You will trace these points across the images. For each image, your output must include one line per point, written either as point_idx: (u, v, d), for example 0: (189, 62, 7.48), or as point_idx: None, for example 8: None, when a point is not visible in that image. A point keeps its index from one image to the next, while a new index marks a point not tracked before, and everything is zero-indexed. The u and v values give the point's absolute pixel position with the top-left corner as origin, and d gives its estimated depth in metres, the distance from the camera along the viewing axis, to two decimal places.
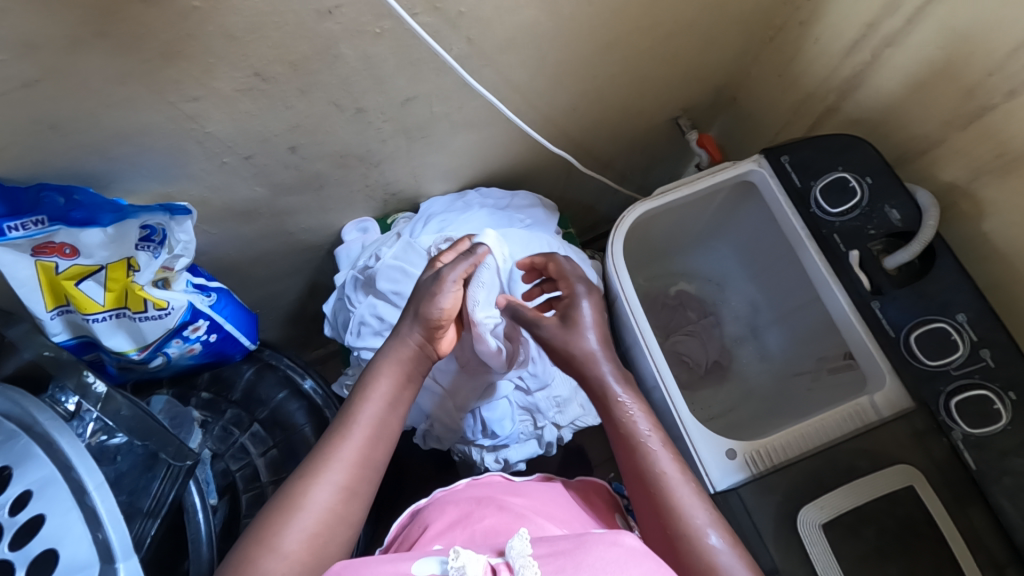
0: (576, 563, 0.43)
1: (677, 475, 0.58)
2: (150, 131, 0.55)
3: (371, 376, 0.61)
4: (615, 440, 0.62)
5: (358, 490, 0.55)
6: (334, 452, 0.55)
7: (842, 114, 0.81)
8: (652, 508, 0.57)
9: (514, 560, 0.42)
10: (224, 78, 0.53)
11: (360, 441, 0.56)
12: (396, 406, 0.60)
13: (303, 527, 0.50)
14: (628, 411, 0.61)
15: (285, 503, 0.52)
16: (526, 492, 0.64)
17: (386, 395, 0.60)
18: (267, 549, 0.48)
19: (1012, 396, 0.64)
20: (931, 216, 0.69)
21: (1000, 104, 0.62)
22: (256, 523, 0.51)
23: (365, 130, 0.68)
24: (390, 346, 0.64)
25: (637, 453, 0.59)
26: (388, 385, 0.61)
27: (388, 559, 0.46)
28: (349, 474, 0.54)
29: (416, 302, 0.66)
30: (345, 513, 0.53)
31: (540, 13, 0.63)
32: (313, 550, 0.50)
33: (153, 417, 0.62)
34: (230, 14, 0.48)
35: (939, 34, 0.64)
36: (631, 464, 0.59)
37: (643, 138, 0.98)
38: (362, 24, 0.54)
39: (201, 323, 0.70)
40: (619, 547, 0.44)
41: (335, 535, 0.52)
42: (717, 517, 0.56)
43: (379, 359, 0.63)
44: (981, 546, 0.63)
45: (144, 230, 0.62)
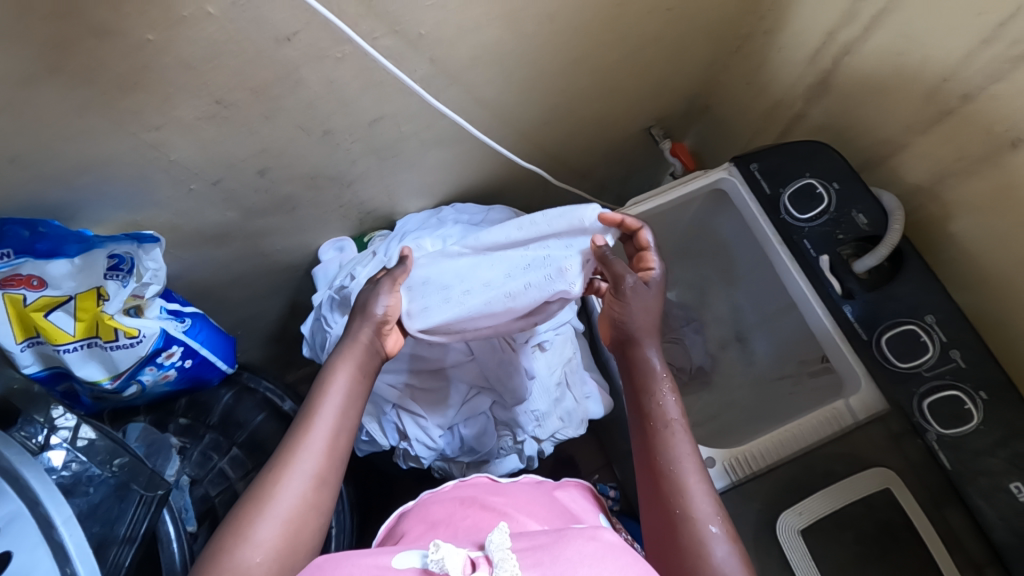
0: (554, 558, 0.43)
1: (694, 463, 0.58)
2: (113, 161, 0.56)
3: (328, 371, 0.60)
4: (638, 422, 0.62)
5: (326, 478, 0.55)
6: (302, 440, 0.55)
7: (809, 120, 0.82)
8: (661, 486, 0.57)
9: (494, 553, 0.43)
10: (185, 107, 0.54)
11: (327, 431, 0.56)
12: (354, 403, 0.59)
13: (274, 516, 0.51)
14: (661, 392, 0.61)
15: (255, 494, 0.52)
16: (508, 492, 0.64)
17: (346, 390, 0.59)
18: (239, 539, 0.49)
19: (984, 396, 0.64)
20: (896, 219, 0.70)
21: (957, 109, 0.63)
22: (230, 517, 0.52)
23: (334, 151, 0.68)
24: (343, 345, 0.62)
25: (660, 433, 0.60)
26: (344, 381, 0.60)
27: (371, 552, 0.46)
28: (317, 462, 0.54)
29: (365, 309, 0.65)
30: (316, 499, 0.53)
31: (502, 32, 0.63)
32: (286, 537, 0.51)
33: (125, 446, 0.61)
34: (185, 45, 0.48)
35: (895, 41, 0.65)
36: (651, 445, 0.59)
37: (618, 148, 0.99)
38: (322, 50, 0.55)
39: (175, 349, 0.70)
40: (595, 542, 0.45)
41: (307, 522, 0.52)
42: (722, 509, 0.56)
43: (333, 357, 0.62)
44: (959, 547, 0.63)
45: (112, 259, 0.62)
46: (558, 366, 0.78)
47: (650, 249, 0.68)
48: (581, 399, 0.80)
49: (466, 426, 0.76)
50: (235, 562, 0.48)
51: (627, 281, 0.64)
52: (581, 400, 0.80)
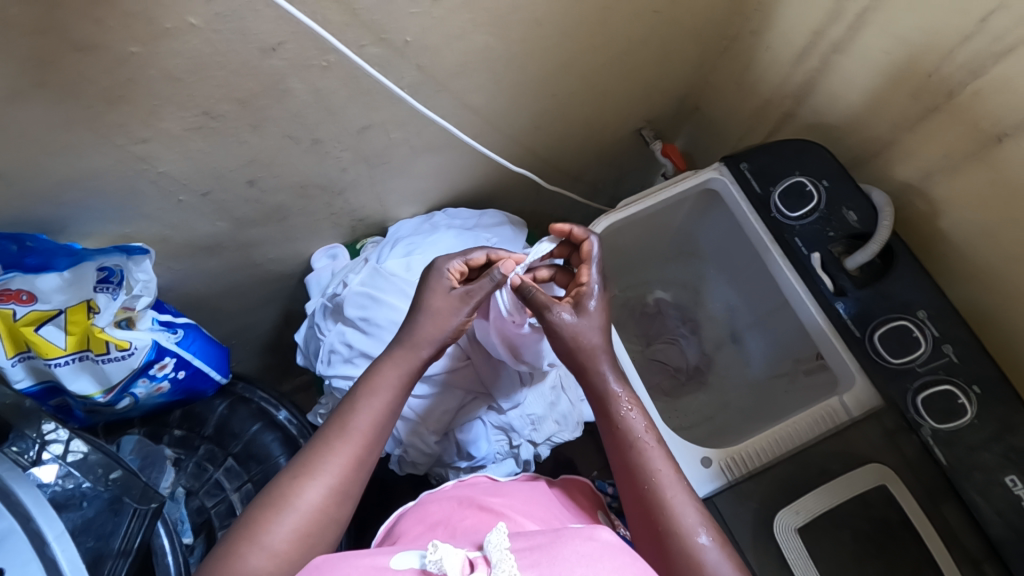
0: (552, 558, 0.43)
1: (669, 475, 0.58)
2: (100, 175, 0.56)
3: (367, 383, 0.60)
4: (609, 439, 0.62)
5: (350, 493, 0.55)
6: (333, 451, 0.55)
7: (799, 119, 0.82)
8: (642, 504, 0.57)
9: (492, 553, 0.42)
10: (171, 119, 0.54)
11: (359, 444, 0.56)
12: (390, 420, 0.59)
13: (294, 525, 0.51)
14: (623, 406, 0.62)
15: (278, 500, 0.52)
16: (506, 492, 0.64)
17: (387, 407, 0.59)
18: (254, 545, 0.49)
19: (976, 390, 0.65)
20: (886, 216, 0.70)
21: (943, 105, 0.63)
22: (250, 513, 0.52)
23: (323, 159, 0.68)
24: (396, 354, 0.62)
25: (633, 450, 0.60)
26: (384, 398, 0.59)
27: (367, 553, 0.46)
28: (344, 477, 0.55)
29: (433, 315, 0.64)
30: (336, 516, 0.53)
31: (488, 38, 0.64)
32: (301, 550, 0.51)
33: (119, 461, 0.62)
34: (169, 57, 0.48)
35: (879, 40, 0.66)
36: (625, 465, 0.59)
37: (609, 150, 0.99)
38: (307, 59, 0.55)
39: (167, 360, 0.70)
40: (593, 542, 0.45)
41: (324, 534, 0.53)
42: (706, 518, 0.56)
43: (378, 363, 0.62)
44: (957, 542, 0.63)
45: (103, 271, 0.62)
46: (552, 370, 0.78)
47: (585, 264, 0.68)
48: (576, 403, 0.80)
49: (461, 431, 0.76)
50: (246, 567, 0.48)
51: (552, 310, 0.64)
52: (576, 403, 0.80)
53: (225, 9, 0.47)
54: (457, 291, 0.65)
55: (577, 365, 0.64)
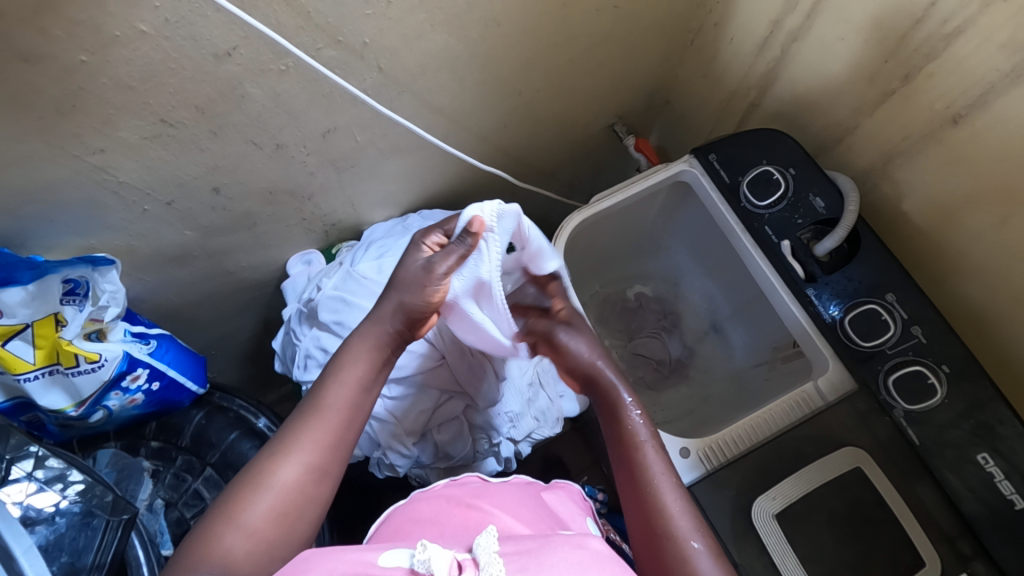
0: (540, 563, 0.43)
1: (670, 482, 0.59)
2: (59, 187, 0.55)
3: (344, 359, 0.60)
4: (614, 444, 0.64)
5: (327, 471, 0.55)
6: (308, 430, 0.55)
7: (764, 109, 0.83)
8: (642, 511, 0.58)
9: (480, 557, 0.42)
10: (127, 127, 0.54)
11: (335, 423, 0.56)
12: (365, 393, 0.59)
13: (270, 504, 0.51)
14: (629, 413, 0.64)
15: (253, 480, 0.52)
16: (495, 494, 0.64)
17: (359, 380, 0.59)
18: (230, 525, 0.50)
19: (946, 369, 0.65)
20: (852, 202, 0.71)
21: (899, 89, 0.64)
22: (227, 493, 0.52)
23: (289, 164, 0.68)
24: (366, 326, 0.62)
25: (635, 456, 0.62)
26: (359, 371, 0.60)
27: (357, 548, 0.46)
28: (321, 454, 0.55)
29: (401, 291, 0.63)
30: (314, 493, 0.54)
31: (448, 37, 0.64)
32: (278, 528, 0.51)
33: (100, 482, 0.61)
34: (120, 65, 0.48)
35: (836, 27, 0.67)
36: (628, 470, 0.61)
37: (581, 147, 1.00)
38: (263, 63, 0.55)
39: (140, 371, 0.69)
40: (583, 551, 0.46)
41: (304, 512, 0.53)
42: (702, 524, 0.57)
43: (350, 340, 0.62)
44: (931, 520, 0.64)
45: (67, 283, 0.62)
46: (531, 368, 0.79)
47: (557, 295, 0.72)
48: (553, 399, 0.81)
49: (439, 431, 0.75)
50: (222, 546, 0.49)
51: (548, 338, 0.71)
52: (555, 399, 0.81)
53: (174, 16, 0.47)
54: (424, 263, 0.63)
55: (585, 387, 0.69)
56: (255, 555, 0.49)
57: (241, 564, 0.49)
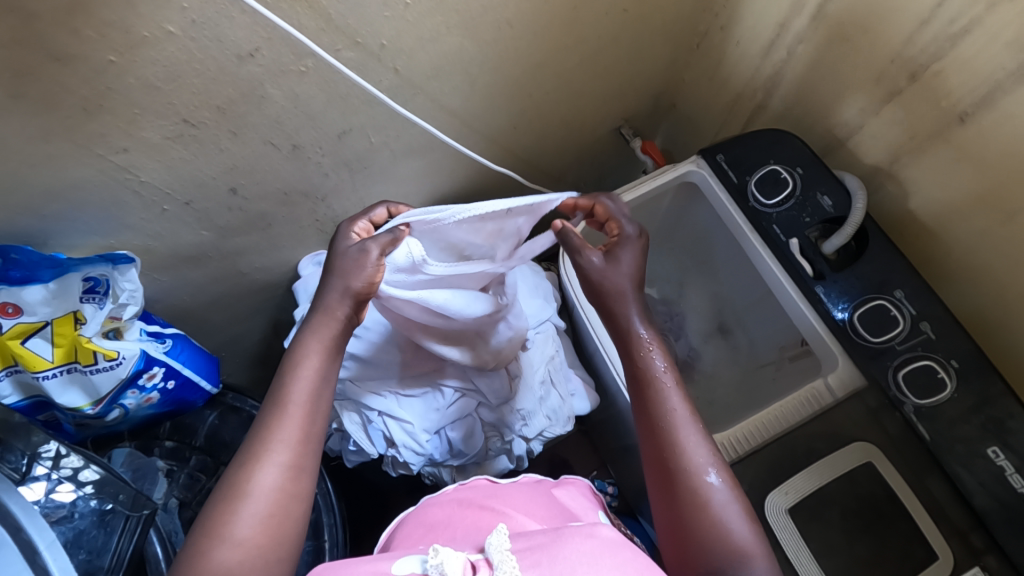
0: (552, 557, 0.43)
1: (685, 416, 0.57)
2: (82, 186, 0.56)
3: (297, 350, 0.56)
4: (630, 381, 0.61)
5: (304, 466, 0.53)
6: (276, 431, 0.52)
7: (770, 110, 0.84)
8: (655, 445, 0.57)
9: (493, 556, 0.43)
10: (151, 128, 0.55)
11: (300, 417, 0.54)
12: (326, 382, 0.56)
13: (254, 512, 0.49)
14: (646, 344, 0.60)
15: (230, 491, 0.50)
16: (506, 493, 0.64)
17: (317, 370, 0.56)
18: (217, 540, 0.48)
19: (955, 363, 0.66)
20: (859, 199, 0.72)
21: (905, 89, 0.65)
22: (206, 513, 0.50)
23: (304, 165, 0.69)
24: (315, 319, 0.57)
25: (651, 390, 0.59)
26: (315, 360, 0.56)
27: (369, 559, 0.46)
28: (294, 452, 0.52)
29: (342, 276, 0.57)
30: (295, 490, 0.52)
31: (461, 39, 0.65)
32: (268, 533, 0.49)
33: (115, 474, 0.61)
34: (147, 66, 0.49)
35: (842, 28, 0.68)
36: (641, 405, 0.59)
37: (588, 149, 1.01)
38: (284, 65, 0.56)
39: (156, 370, 0.70)
40: (593, 540, 0.45)
41: (289, 510, 0.51)
42: (717, 457, 0.56)
43: (301, 335, 0.57)
44: (943, 515, 0.65)
45: (87, 282, 0.63)
46: (544, 364, 0.78)
47: (614, 217, 0.65)
48: (565, 397, 0.80)
49: (451, 429, 0.75)
50: (215, 564, 0.47)
51: (585, 252, 0.63)
52: (566, 398, 0.80)
53: (200, 17, 0.48)
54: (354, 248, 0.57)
55: (604, 308, 0.63)
56: (248, 563, 0.48)
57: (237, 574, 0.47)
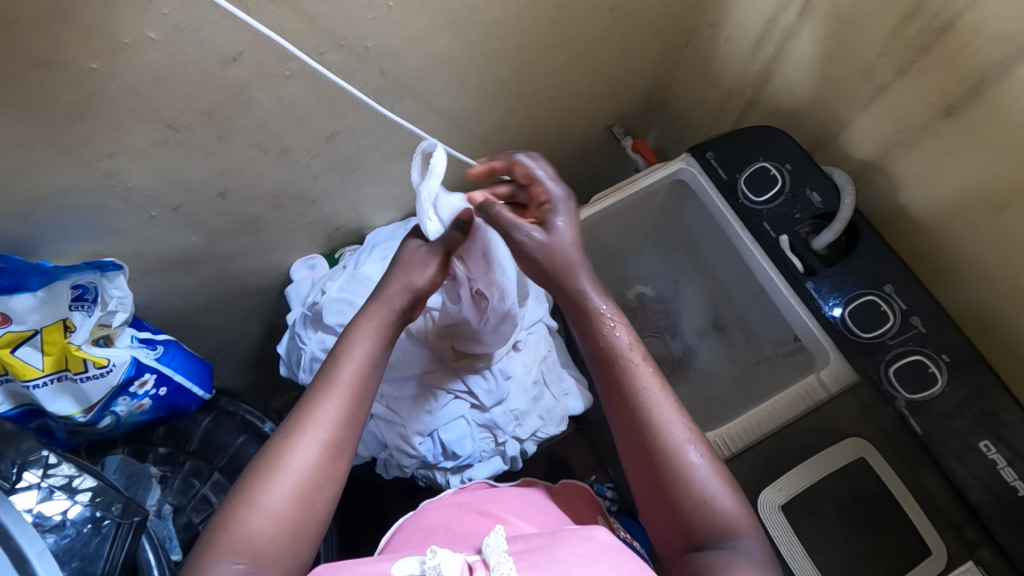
0: (548, 559, 0.44)
1: (658, 392, 0.55)
2: (69, 192, 0.56)
3: (351, 331, 0.58)
4: (595, 360, 0.58)
5: (343, 447, 0.53)
6: (320, 407, 0.52)
7: (761, 107, 0.84)
8: (631, 427, 0.55)
9: (490, 557, 0.44)
10: (136, 133, 0.55)
11: (344, 397, 0.53)
12: (376, 366, 0.57)
13: (292, 485, 0.49)
14: (603, 317, 0.57)
15: (270, 460, 0.50)
16: (505, 497, 0.64)
17: (369, 356, 0.57)
18: (252, 509, 0.48)
19: (946, 358, 0.66)
20: (847, 194, 0.72)
21: (893, 83, 0.65)
22: (243, 477, 0.50)
23: (294, 168, 0.69)
24: (374, 306, 0.60)
25: (619, 369, 0.56)
26: (367, 344, 0.57)
27: (368, 561, 0.47)
28: (336, 431, 0.52)
29: (403, 271, 0.62)
30: (333, 469, 0.52)
31: (449, 40, 0.65)
32: (301, 508, 0.49)
33: (113, 487, 0.62)
34: (130, 71, 0.49)
35: (829, 23, 0.68)
36: (609, 384, 0.56)
37: (580, 149, 1.01)
38: (269, 68, 0.56)
39: (148, 376, 0.70)
40: (590, 543, 0.46)
41: (322, 489, 0.51)
42: (697, 434, 0.54)
43: (357, 320, 0.59)
44: (938, 510, 0.65)
45: (76, 289, 0.62)
46: (536, 364, 0.78)
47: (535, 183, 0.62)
48: (559, 397, 0.80)
49: (445, 430, 0.74)
50: (247, 531, 0.47)
51: (518, 228, 0.59)
52: (560, 397, 0.80)
53: (182, 21, 0.48)
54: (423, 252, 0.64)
55: (554, 282, 0.59)
56: (280, 537, 0.48)
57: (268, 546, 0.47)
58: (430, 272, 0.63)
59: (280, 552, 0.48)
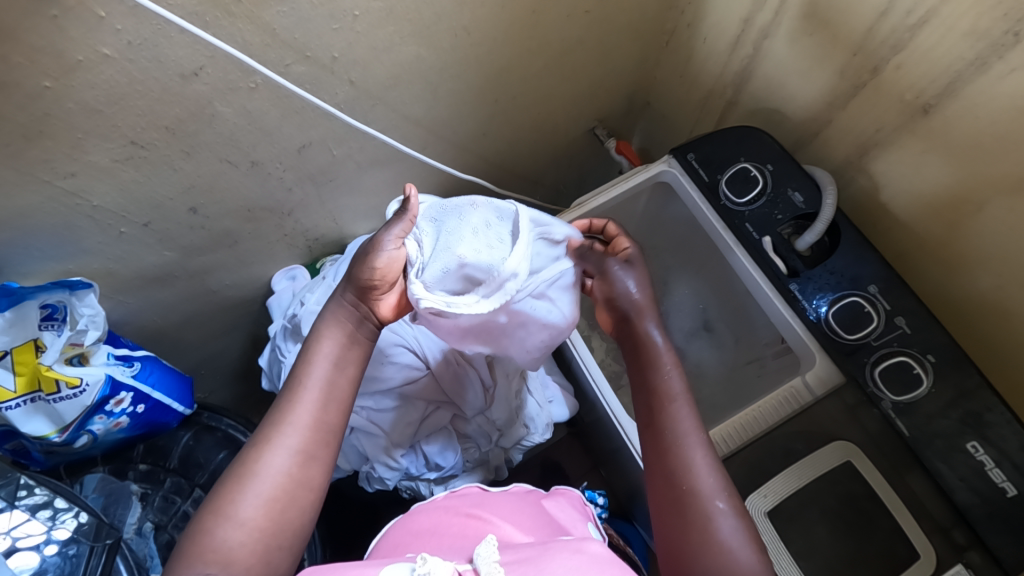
0: (540, 568, 0.42)
1: (698, 438, 0.55)
2: (33, 213, 0.55)
3: (313, 341, 0.56)
4: (643, 397, 0.59)
5: (315, 453, 0.52)
6: (289, 414, 0.52)
7: (741, 106, 0.83)
8: (665, 465, 0.55)
9: (481, 567, 0.42)
10: (98, 151, 0.54)
11: (314, 402, 0.53)
12: (345, 368, 0.56)
13: (260, 493, 0.48)
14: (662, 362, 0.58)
15: (238, 470, 0.49)
16: (496, 503, 0.63)
17: (334, 357, 0.55)
18: (222, 518, 0.47)
19: (932, 358, 0.65)
20: (830, 194, 0.71)
21: (869, 81, 0.64)
22: (215, 488, 0.50)
23: (266, 181, 0.69)
24: (331, 308, 0.58)
25: (665, 409, 0.57)
26: (333, 350, 0.56)
27: (359, 565, 0.44)
28: (305, 437, 0.51)
29: (351, 265, 0.58)
30: (303, 476, 0.50)
31: (418, 48, 0.64)
32: (271, 515, 0.48)
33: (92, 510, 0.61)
34: (85, 90, 0.49)
35: (804, 21, 0.67)
36: (653, 422, 0.57)
37: (563, 152, 1.00)
38: (232, 82, 0.55)
39: (124, 395, 0.69)
40: (582, 555, 0.44)
41: (294, 497, 0.50)
42: (729, 485, 0.54)
43: (318, 325, 0.57)
44: (925, 512, 0.64)
45: (45, 309, 0.62)
46: (517, 373, 0.75)
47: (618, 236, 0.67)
48: (543, 404, 0.80)
49: (427, 443, 0.75)
50: (216, 540, 0.46)
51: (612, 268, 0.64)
52: (544, 404, 0.80)
53: (137, 38, 0.47)
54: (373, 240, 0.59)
55: (628, 318, 0.62)
56: (250, 546, 0.47)
57: (239, 556, 0.46)
58: (388, 254, 0.57)
59: (250, 564, 0.47)
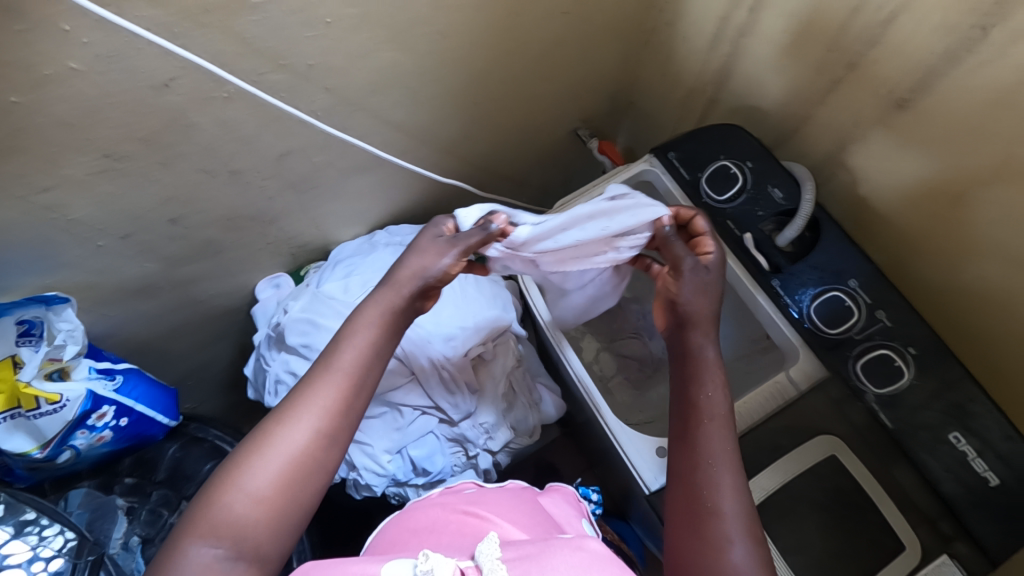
0: (542, 567, 0.42)
1: (728, 457, 0.54)
2: (8, 229, 0.55)
3: (355, 319, 0.55)
4: (680, 406, 0.57)
5: (336, 438, 0.51)
6: (314, 395, 0.50)
7: (722, 104, 0.83)
8: (692, 473, 0.54)
9: (483, 564, 0.42)
10: (72, 164, 0.53)
11: (342, 391, 0.51)
12: (378, 360, 0.54)
13: (278, 471, 0.47)
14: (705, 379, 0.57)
15: (260, 444, 0.48)
16: (492, 498, 0.63)
17: (370, 346, 0.54)
18: (237, 490, 0.46)
19: (913, 351, 0.66)
20: (807, 190, 0.72)
21: (845, 77, 0.65)
22: (232, 453, 0.49)
23: (247, 190, 0.68)
24: (383, 290, 0.56)
25: (700, 420, 0.55)
26: (367, 337, 0.54)
27: (359, 560, 0.44)
28: (331, 422, 0.50)
29: (414, 253, 0.58)
30: (325, 459, 0.50)
31: (395, 54, 0.64)
32: (285, 496, 0.47)
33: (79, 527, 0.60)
34: (55, 103, 0.48)
35: (780, 19, 0.67)
36: (688, 429, 0.56)
37: (548, 153, 1.00)
38: (206, 92, 0.55)
39: (106, 409, 0.69)
40: (582, 552, 0.44)
41: (310, 480, 0.49)
42: (751, 509, 0.52)
43: (365, 302, 0.56)
44: (911, 504, 0.64)
45: (21, 325, 0.62)
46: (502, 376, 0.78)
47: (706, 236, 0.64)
48: (531, 405, 0.80)
49: (415, 447, 0.75)
50: (230, 513, 0.45)
51: (684, 264, 0.62)
52: (531, 407, 0.80)
53: (107, 50, 0.47)
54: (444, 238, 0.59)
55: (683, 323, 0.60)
56: (260, 524, 0.46)
57: (246, 530, 0.46)
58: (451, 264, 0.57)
59: (257, 543, 0.46)
